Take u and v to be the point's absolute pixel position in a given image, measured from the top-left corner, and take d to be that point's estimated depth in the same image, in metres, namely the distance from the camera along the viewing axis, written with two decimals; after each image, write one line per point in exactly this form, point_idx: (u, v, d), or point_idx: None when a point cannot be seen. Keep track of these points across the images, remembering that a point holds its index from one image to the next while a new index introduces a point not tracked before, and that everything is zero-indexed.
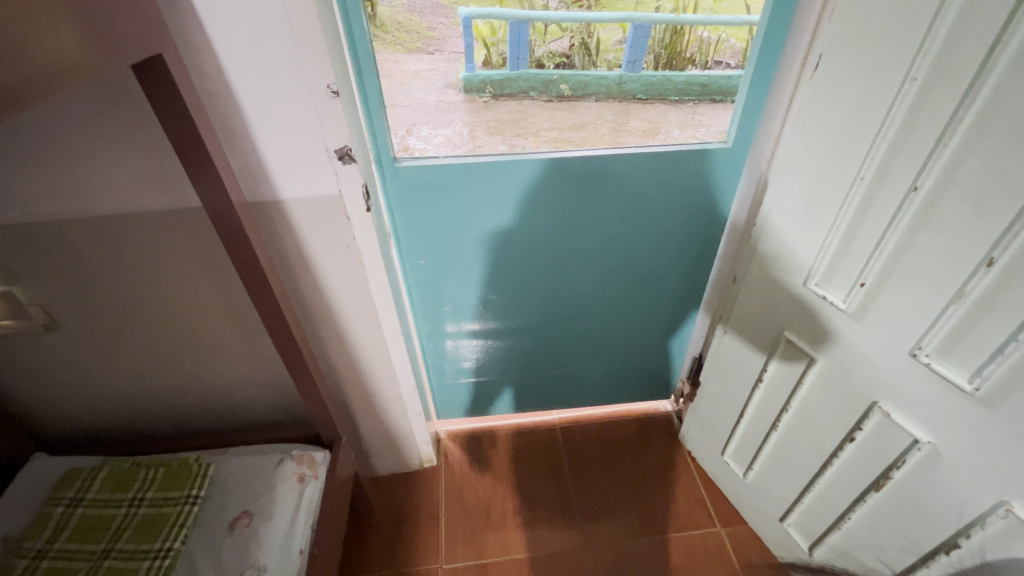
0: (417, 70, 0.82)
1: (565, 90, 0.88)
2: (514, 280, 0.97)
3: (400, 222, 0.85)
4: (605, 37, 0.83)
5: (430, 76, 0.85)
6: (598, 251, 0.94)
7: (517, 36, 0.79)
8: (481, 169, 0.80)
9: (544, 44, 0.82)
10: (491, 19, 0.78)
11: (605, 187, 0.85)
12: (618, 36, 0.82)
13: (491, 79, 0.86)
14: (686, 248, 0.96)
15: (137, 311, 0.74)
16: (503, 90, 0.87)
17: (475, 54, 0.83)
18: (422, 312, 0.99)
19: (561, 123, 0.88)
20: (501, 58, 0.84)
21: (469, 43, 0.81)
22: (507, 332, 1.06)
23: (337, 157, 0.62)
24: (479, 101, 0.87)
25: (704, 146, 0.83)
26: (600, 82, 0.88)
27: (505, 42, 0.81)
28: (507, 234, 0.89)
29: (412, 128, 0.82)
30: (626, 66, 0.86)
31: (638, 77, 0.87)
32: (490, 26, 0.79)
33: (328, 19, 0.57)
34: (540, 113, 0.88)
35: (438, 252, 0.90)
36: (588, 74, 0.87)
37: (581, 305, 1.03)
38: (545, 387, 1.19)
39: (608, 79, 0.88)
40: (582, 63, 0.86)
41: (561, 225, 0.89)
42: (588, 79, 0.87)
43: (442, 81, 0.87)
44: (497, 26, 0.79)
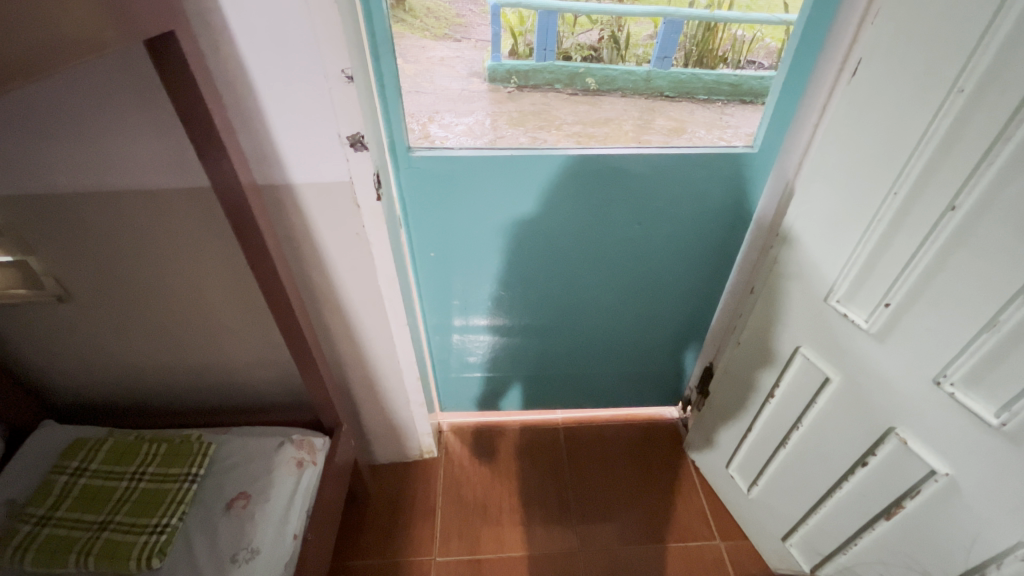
0: (443, 57, 0.83)
1: (590, 84, 0.87)
2: (524, 277, 0.95)
3: (412, 213, 0.83)
4: (635, 31, 0.80)
5: (455, 63, 0.85)
6: (612, 252, 0.92)
7: (545, 26, 0.77)
8: (497, 164, 0.78)
9: (572, 36, 0.80)
10: (519, 8, 0.77)
11: (623, 188, 0.83)
12: (649, 31, 0.79)
13: (517, 69, 0.84)
14: (704, 254, 0.93)
15: (145, 286, 0.74)
16: (528, 81, 0.86)
17: (502, 42, 0.82)
18: (430, 304, 0.98)
19: (584, 118, 0.86)
20: (528, 48, 0.83)
21: (496, 31, 0.80)
22: (515, 329, 1.04)
23: (349, 143, 0.61)
24: (503, 91, 0.86)
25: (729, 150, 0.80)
26: (627, 78, 0.86)
27: (533, 32, 0.79)
28: (520, 230, 0.87)
29: (434, 115, 0.80)
30: (655, 62, 0.83)
31: (667, 74, 0.85)
32: (518, 16, 0.78)
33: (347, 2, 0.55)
34: (563, 108, 0.86)
35: (449, 244, 0.88)
36: (615, 69, 0.85)
37: (592, 306, 1.01)
38: (551, 386, 1.18)
39: (635, 74, 0.85)
40: (610, 57, 0.84)
41: (575, 224, 0.87)
42: (615, 74, 0.86)
43: (467, 70, 0.87)
44: (526, 15, 0.78)
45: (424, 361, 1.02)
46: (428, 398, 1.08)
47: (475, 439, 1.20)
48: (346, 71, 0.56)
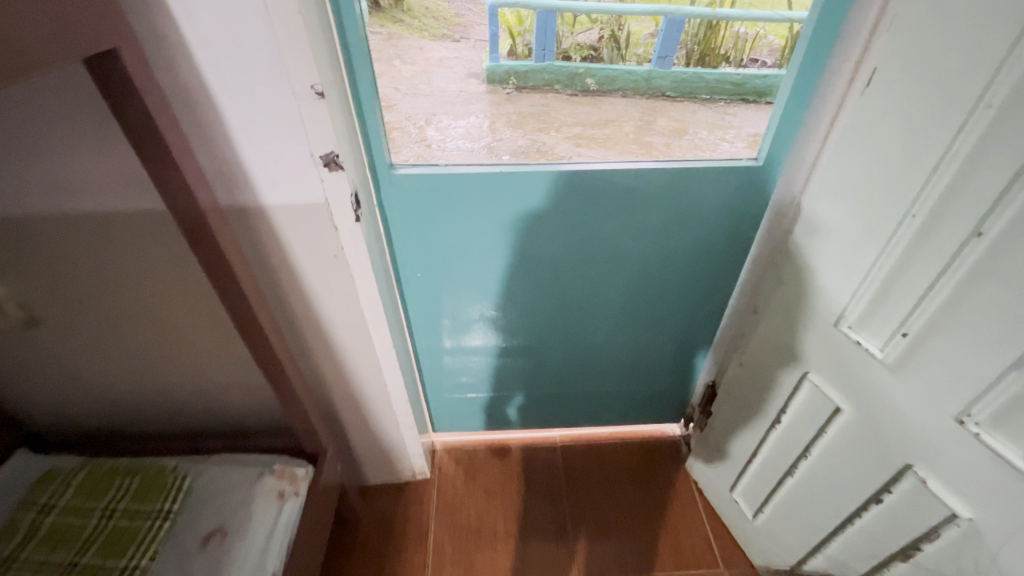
0: (441, 57, 0.83)
1: (590, 84, 0.84)
2: (517, 295, 0.91)
3: (397, 232, 0.79)
4: (635, 30, 0.78)
5: (453, 64, 0.84)
6: (609, 269, 0.87)
7: (544, 25, 0.76)
8: (486, 180, 0.74)
9: (572, 35, 0.79)
10: (518, 8, 0.75)
11: (618, 204, 0.78)
12: (649, 30, 0.77)
13: (515, 70, 0.83)
14: (707, 271, 0.88)
15: (113, 310, 0.70)
16: (526, 82, 0.84)
17: (500, 43, 0.81)
18: (419, 324, 0.95)
19: (583, 119, 0.84)
20: (527, 49, 0.81)
21: (493, 32, 0.79)
22: (508, 348, 1.00)
23: (322, 163, 0.57)
24: (502, 93, 0.85)
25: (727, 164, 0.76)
26: (628, 78, 0.83)
27: (531, 32, 0.78)
28: (512, 248, 0.83)
29: (431, 118, 0.80)
30: (656, 61, 0.80)
31: (668, 73, 0.81)
32: (517, 15, 0.77)
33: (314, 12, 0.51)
34: (563, 109, 0.85)
35: (437, 263, 0.85)
36: (616, 69, 0.82)
37: (589, 325, 0.97)
38: (547, 404, 1.13)
39: (636, 74, 0.82)
40: (610, 57, 0.82)
41: (570, 241, 0.83)
42: (616, 74, 0.83)
43: (465, 70, 0.85)
44: (524, 14, 0.76)
45: (414, 382, 0.98)
46: (419, 419, 1.04)
47: (469, 459, 1.16)
48: (315, 85, 0.52)
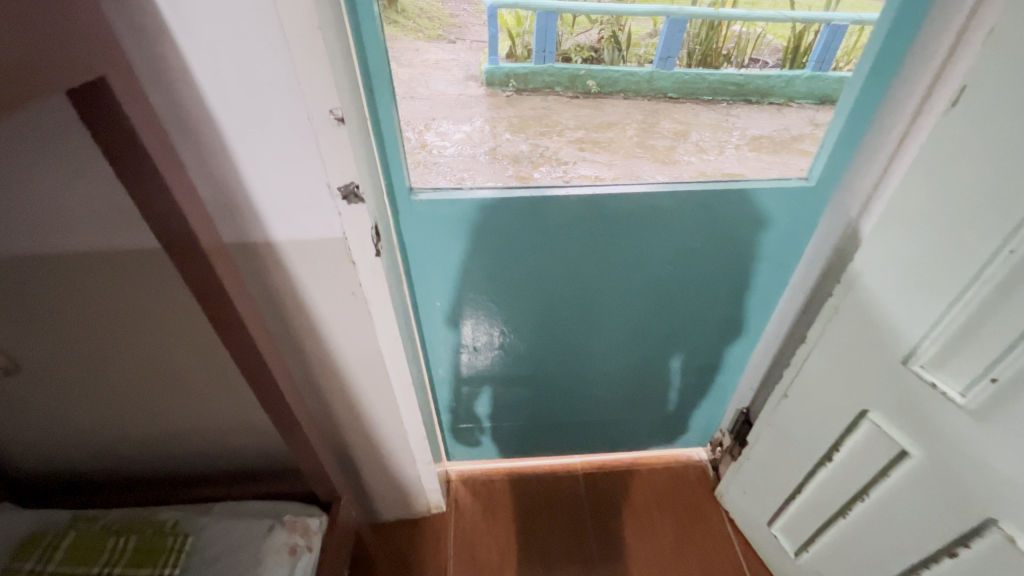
0: (439, 60, 0.73)
1: (592, 86, 0.80)
2: (542, 323, 0.85)
3: (414, 260, 0.73)
4: (634, 30, 0.74)
5: (451, 67, 0.76)
6: (640, 295, 0.82)
7: (545, 29, 0.71)
8: (514, 205, 0.68)
9: (572, 36, 0.74)
10: (517, 9, 0.69)
11: (655, 228, 0.73)
12: (648, 29, 0.73)
13: (515, 71, 0.77)
14: (744, 295, 0.82)
15: (105, 353, 0.63)
16: (525, 85, 0.78)
17: (498, 45, 0.75)
18: (436, 353, 0.89)
19: (584, 121, 0.82)
20: (526, 50, 0.75)
21: (493, 33, 0.73)
22: (529, 377, 0.95)
23: (340, 195, 0.51)
24: (501, 95, 0.79)
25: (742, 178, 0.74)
26: (629, 79, 0.79)
27: (531, 34, 0.73)
28: (539, 275, 0.78)
29: (430, 123, 0.74)
30: (658, 62, 0.76)
31: (671, 75, 0.78)
32: (515, 16, 0.71)
33: (333, 25, 0.44)
34: (563, 113, 0.81)
35: (456, 291, 0.79)
36: (617, 70, 0.78)
37: (616, 352, 0.91)
38: (567, 430, 1.07)
39: (636, 75, 0.78)
40: (611, 58, 0.77)
41: (602, 267, 0.77)
42: (618, 75, 0.78)
43: (464, 72, 0.78)
44: (524, 16, 0.70)
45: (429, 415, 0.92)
46: (435, 452, 0.98)
47: (485, 490, 1.10)
48: (334, 109, 0.45)
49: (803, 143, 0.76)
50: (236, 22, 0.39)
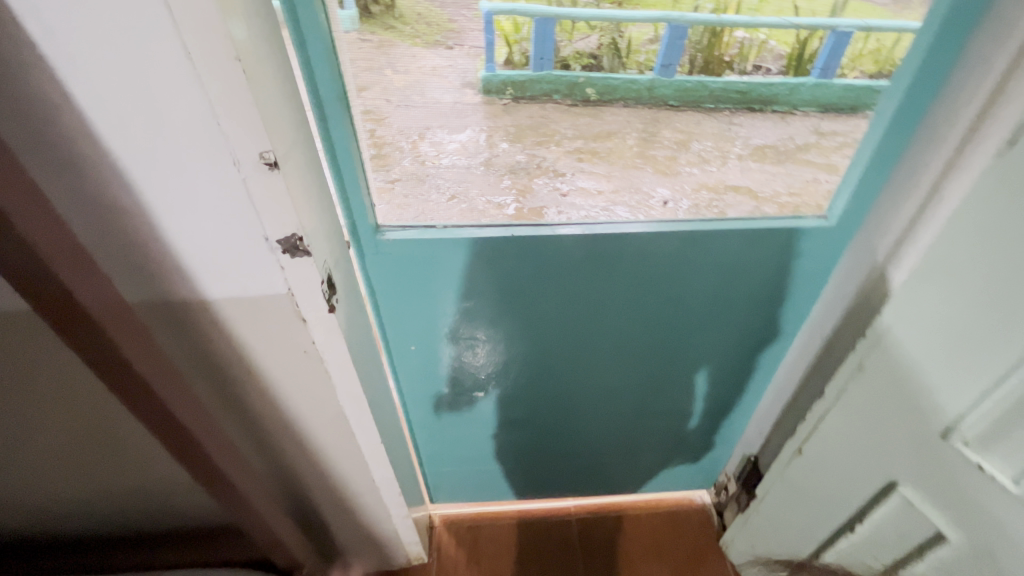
0: (435, 66, 0.64)
1: (591, 94, 0.69)
2: (532, 367, 0.78)
3: (385, 303, 0.66)
4: (634, 35, 0.63)
5: (447, 73, 0.65)
6: (639, 339, 0.74)
7: (544, 33, 0.61)
8: (495, 246, 0.61)
9: (570, 42, 0.63)
10: (515, 15, 0.59)
11: (656, 270, 0.65)
12: (649, 35, 0.63)
13: (513, 79, 0.66)
14: (752, 338, 0.75)
15: (23, 425, 0.54)
16: (525, 93, 0.68)
17: (496, 51, 0.64)
18: (415, 398, 0.81)
19: (584, 130, 0.71)
20: (524, 57, 0.65)
21: (489, 40, 0.62)
22: (518, 421, 0.87)
23: (281, 249, 0.43)
24: (498, 104, 0.68)
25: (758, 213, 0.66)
26: (629, 87, 0.68)
27: (530, 41, 0.62)
28: (528, 318, 0.70)
29: (424, 132, 0.68)
30: (658, 70, 0.67)
31: (671, 82, 0.68)
32: (513, 21, 0.61)
33: (267, 50, 0.37)
34: (561, 120, 0.71)
35: (433, 335, 0.71)
36: (617, 78, 0.68)
37: (612, 395, 0.84)
38: (561, 473, 1.00)
39: (638, 84, 0.68)
40: (611, 65, 0.67)
41: (596, 310, 0.70)
42: (617, 83, 0.68)
43: (460, 80, 0.66)
44: (522, 21, 0.60)
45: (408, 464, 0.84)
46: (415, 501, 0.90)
47: (471, 537, 1.02)
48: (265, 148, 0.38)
49: (808, 153, 0.69)
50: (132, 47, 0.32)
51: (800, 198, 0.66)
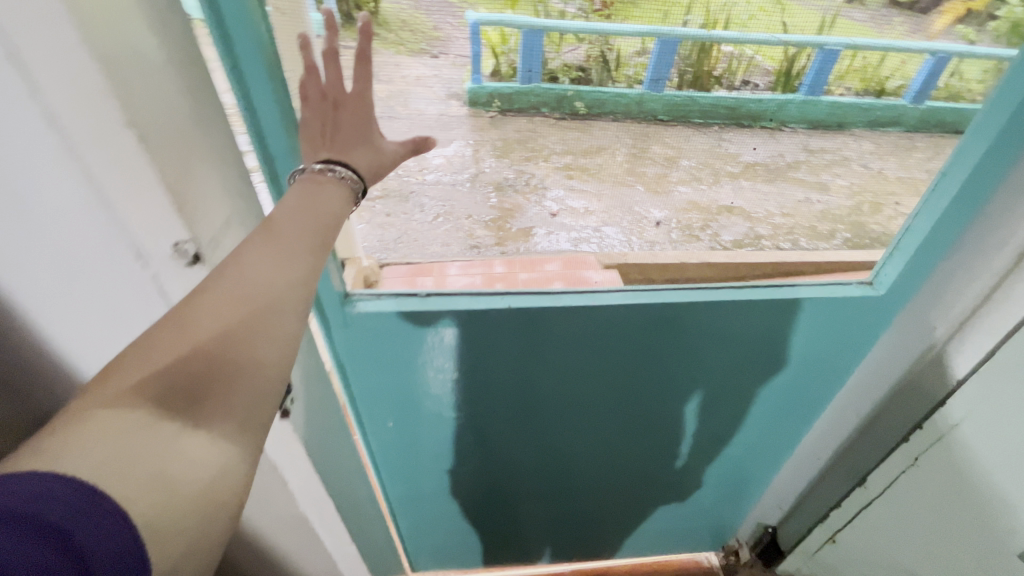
0: (419, 74, 1.05)
1: (579, 106, 1.17)
2: (514, 382, 1.12)
3: (352, 349, 1.00)
4: (622, 50, 1.03)
5: (432, 82, 1.09)
6: (600, 360, 1.09)
7: (530, 45, 1.02)
8: (468, 307, 0.95)
9: (557, 51, 1.06)
10: (499, 27, 0.98)
11: (596, 317, 1.01)
12: (637, 47, 1.01)
13: (497, 92, 1.14)
14: (670, 363, 1.14)
15: None
16: (509, 103, 1.17)
17: (483, 61, 1.07)
18: (401, 411, 1.15)
19: (568, 143, 1.23)
20: (508, 65, 1.09)
21: (478, 51, 1.03)
22: (506, 419, 1.22)
23: (172, 254, 0.62)
24: (486, 111, 1.17)
25: (752, 233, 1.50)
26: (618, 99, 1.14)
27: (513, 51, 1.04)
28: (502, 351, 1.04)
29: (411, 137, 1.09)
30: (649, 82, 1.11)
31: (659, 96, 1.14)
32: (499, 35, 1.01)
33: (188, 67, 0.58)
34: (553, 134, 1.21)
35: (401, 365, 1.04)
36: (604, 90, 1.13)
37: (584, 398, 1.20)
38: (530, 454, 1.36)
39: (627, 96, 1.14)
40: (600, 80, 1.11)
41: (560, 344, 1.05)
42: (607, 96, 1.14)
43: (445, 89, 1.13)
44: (507, 35, 1.01)
45: (434, 448, 1.28)
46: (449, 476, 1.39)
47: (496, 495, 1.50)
48: (181, 153, 0.59)
49: (798, 165, 1.37)
50: (46, 162, 0.51)
51: (792, 216, 1.48)
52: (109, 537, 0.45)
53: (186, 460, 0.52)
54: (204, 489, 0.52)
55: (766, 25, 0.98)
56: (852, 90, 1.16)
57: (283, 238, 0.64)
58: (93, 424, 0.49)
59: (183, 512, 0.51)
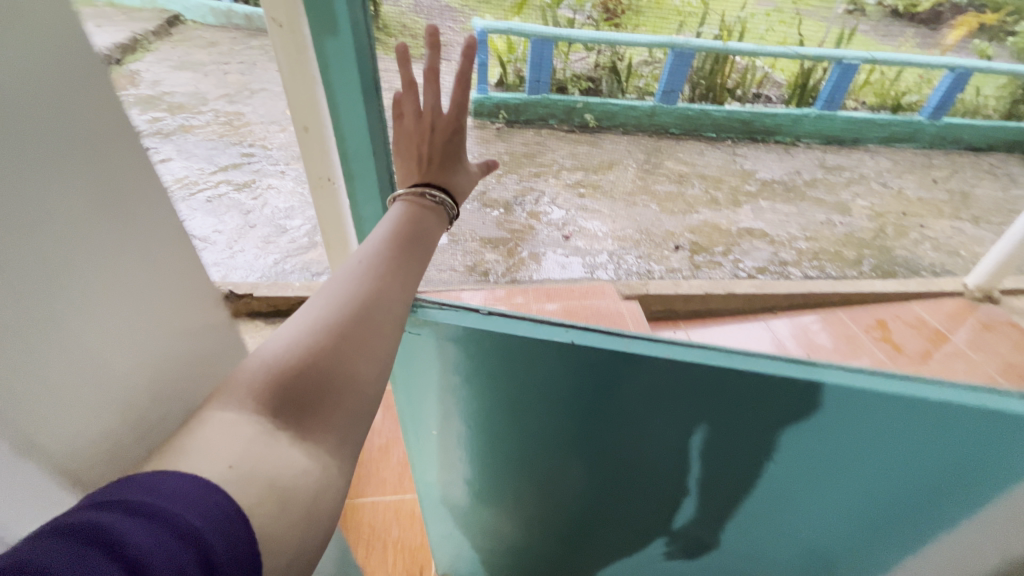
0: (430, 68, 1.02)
1: (589, 119, 1.15)
2: (573, 406, 1.28)
3: (417, 355, 1.27)
4: (631, 58, 1.03)
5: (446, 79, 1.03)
6: (651, 394, 1.20)
7: (540, 55, 1.00)
8: (529, 330, 1.14)
9: (566, 60, 1.02)
10: (510, 34, 0.97)
11: (652, 363, 1.13)
12: (643, 54, 1.02)
13: (505, 105, 1.12)
14: (734, 407, 1.19)
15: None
16: (517, 115, 1.14)
17: (492, 70, 1.05)
18: (453, 413, 1.42)
19: (579, 158, 1.25)
20: (518, 74, 1.05)
21: (486, 58, 1.02)
22: (564, 433, 1.36)
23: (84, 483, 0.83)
24: (495, 124, 1.15)
25: (778, 258, 1.81)
26: (630, 114, 1.15)
27: (523, 59, 1.02)
28: (564, 383, 1.22)
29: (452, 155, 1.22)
30: (663, 93, 1.12)
31: (673, 110, 1.19)
32: (508, 44, 1.00)
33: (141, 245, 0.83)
34: (563, 149, 1.23)
35: (472, 377, 1.28)
36: (614, 103, 1.13)
37: (632, 427, 1.30)
38: (579, 469, 1.46)
39: (638, 110, 1.15)
40: (611, 88, 1.10)
41: (613, 378, 1.18)
42: (617, 110, 1.14)
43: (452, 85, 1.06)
44: (515, 44, 0.99)
45: (510, 459, 1.51)
46: (522, 486, 1.59)
47: (567, 505, 1.63)
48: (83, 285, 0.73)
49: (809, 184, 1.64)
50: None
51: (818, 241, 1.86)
52: (200, 505, 0.57)
53: (294, 467, 0.68)
54: (313, 491, 0.68)
55: (785, 35, 0.98)
56: (867, 104, 1.18)
57: (380, 264, 0.88)
58: (226, 432, 0.65)
59: (293, 515, 0.66)
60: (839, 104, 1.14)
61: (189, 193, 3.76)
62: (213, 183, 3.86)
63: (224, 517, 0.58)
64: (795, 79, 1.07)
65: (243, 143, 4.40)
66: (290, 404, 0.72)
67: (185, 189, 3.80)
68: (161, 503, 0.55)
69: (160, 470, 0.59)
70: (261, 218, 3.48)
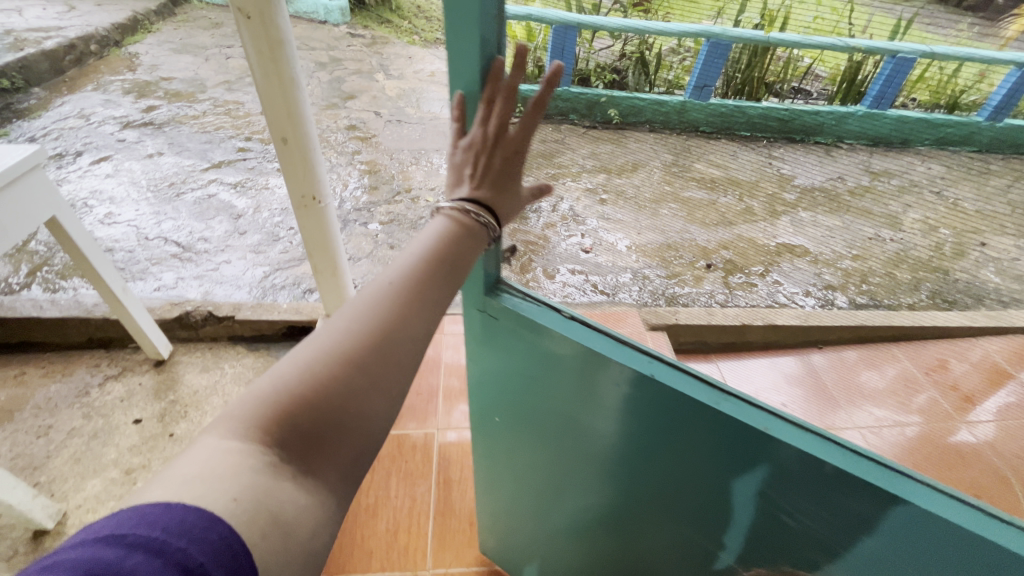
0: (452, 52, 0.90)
1: (612, 115, 0.96)
2: (638, 443, 1.10)
3: (483, 337, 1.21)
4: (659, 46, 0.84)
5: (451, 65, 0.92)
6: (726, 462, 0.97)
7: (563, 43, 0.87)
8: (611, 349, 1.01)
9: (590, 49, 0.89)
10: (530, 20, 0.86)
11: (744, 434, 0.91)
12: (670, 43, 0.83)
13: None
14: (814, 510, 0.89)
15: None
16: None
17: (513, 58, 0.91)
18: (513, 416, 1.33)
19: (601, 159, 1.05)
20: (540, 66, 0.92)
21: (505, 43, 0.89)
22: (616, 468, 1.19)
23: None
24: None
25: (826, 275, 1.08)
26: (656, 108, 0.91)
27: (545, 48, 0.90)
28: (634, 418, 1.06)
29: None
30: (693, 91, 0.88)
31: (703, 105, 0.89)
32: (530, 29, 0.88)
33: None
34: (584, 147, 1.03)
35: (522, 377, 1.21)
36: (640, 99, 0.91)
37: (701, 494, 1.06)
38: (628, 513, 1.27)
39: (666, 105, 0.90)
40: (637, 79, 0.90)
41: (694, 435, 0.99)
42: (642, 104, 0.92)
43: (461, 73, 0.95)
44: (538, 29, 0.88)
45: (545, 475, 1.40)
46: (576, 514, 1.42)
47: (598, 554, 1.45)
48: None
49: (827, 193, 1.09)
50: None
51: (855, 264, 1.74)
52: (208, 536, 0.52)
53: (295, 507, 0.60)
54: (308, 543, 0.60)
55: (834, 24, 0.76)
56: (917, 103, 0.80)
57: (413, 286, 0.77)
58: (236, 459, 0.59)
59: (294, 560, 0.58)
60: (891, 103, 0.79)
61: (177, 193, 3.62)
62: (204, 182, 3.73)
63: (227, 550, 0.52)
64: (838, 74, 0.78)
65: (238, 137, 4.25)
66: (288, 438, 0.62)
67: (175, 187, 3.67)
68: (172, 537, 0.51)
69: (167, 497, 0.54)
70: (253, 224, 3.39)
